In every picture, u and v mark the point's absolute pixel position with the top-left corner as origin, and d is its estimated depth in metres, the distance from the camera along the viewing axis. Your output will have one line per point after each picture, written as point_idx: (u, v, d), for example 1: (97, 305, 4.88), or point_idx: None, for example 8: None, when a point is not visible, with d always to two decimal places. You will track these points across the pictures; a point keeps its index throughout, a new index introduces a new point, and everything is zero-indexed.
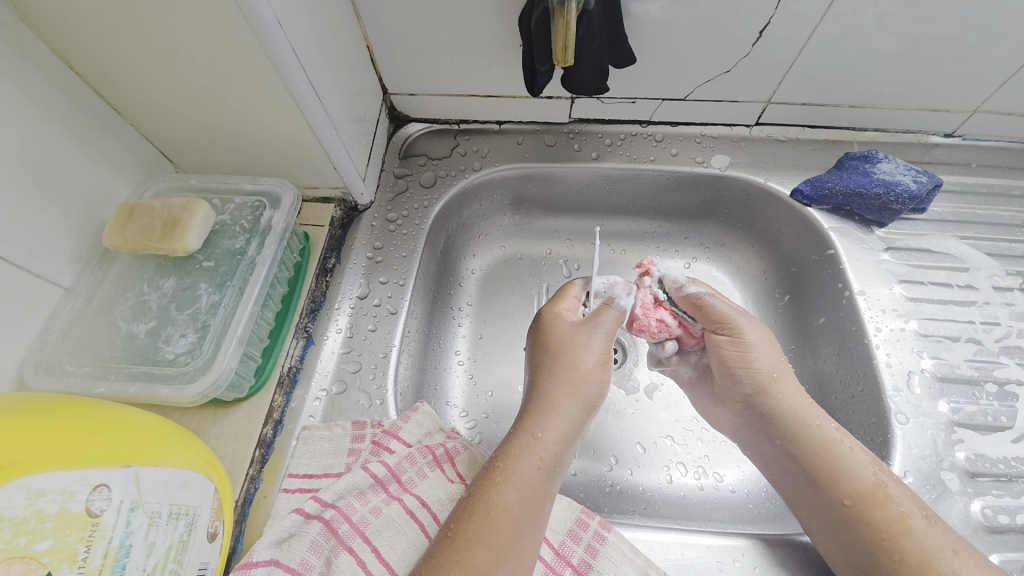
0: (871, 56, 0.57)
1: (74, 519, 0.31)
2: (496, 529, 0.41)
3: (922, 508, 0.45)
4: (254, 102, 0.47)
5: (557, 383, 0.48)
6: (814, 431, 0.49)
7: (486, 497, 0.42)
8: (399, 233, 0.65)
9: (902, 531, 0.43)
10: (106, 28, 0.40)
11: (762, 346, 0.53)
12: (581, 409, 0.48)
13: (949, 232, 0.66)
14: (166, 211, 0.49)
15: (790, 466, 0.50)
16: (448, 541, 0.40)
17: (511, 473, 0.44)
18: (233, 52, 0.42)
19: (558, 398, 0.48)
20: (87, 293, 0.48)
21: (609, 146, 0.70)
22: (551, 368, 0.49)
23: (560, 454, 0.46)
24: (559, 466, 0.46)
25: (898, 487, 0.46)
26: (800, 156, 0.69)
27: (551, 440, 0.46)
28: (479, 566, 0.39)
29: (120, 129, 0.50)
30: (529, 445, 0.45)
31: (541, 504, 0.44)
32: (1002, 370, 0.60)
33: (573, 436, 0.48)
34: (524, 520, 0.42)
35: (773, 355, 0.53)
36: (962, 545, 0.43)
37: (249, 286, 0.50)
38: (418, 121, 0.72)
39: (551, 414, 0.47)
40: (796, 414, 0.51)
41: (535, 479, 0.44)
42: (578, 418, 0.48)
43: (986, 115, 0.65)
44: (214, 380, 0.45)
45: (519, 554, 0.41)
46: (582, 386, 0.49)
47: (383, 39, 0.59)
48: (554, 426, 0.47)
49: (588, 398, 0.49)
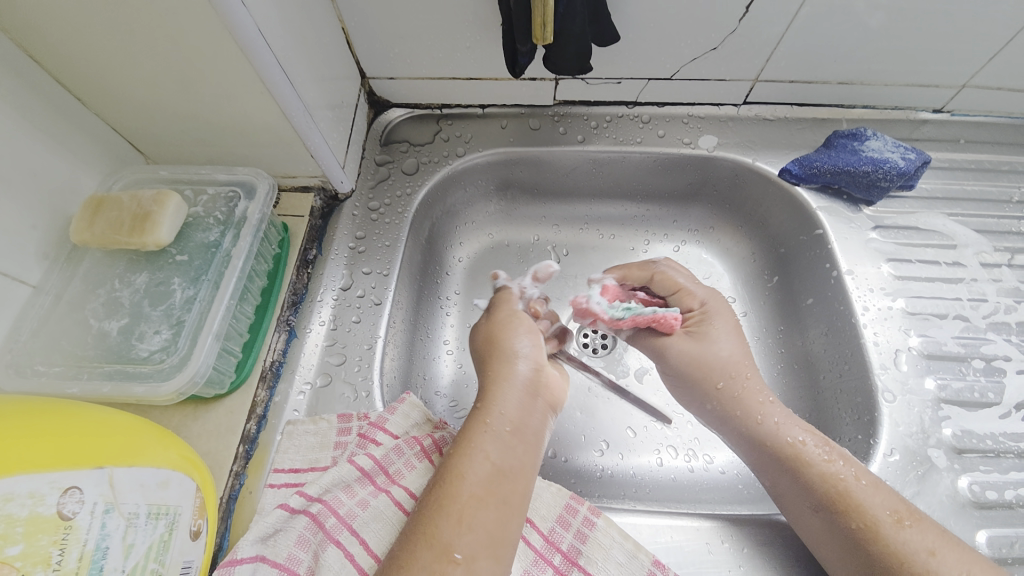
0: (861, 31, 0.56)
1: (46, 522, 0.30)
2: (454, 496, 0.40)
3: (894, 512, 0.43)
4: (218, 85, 0.45)
5: (491, 353, 0.50)
6: (781, 440, 0.49)
7: (443, 469, 0.42)
8: (381, 222, 0.64)
9: (865, 543, 0.43)
10: (60, 11, 0.38)
11: (702, 356, 0.53)
12: (525, 367, 0.49)
13: (938, 209, 0.66)
14: (135, 204, 0.48)
15: (762, 471, 0.50)
16: (415, 516, 0.41)
17: (466, 442, 0.43)
18: (196, 33, 0.40)
19: (497, 366, 0.49)
20: (57, 290, 0.46)
21: (595, 129, 0.69)
22: (488, 344, 0.51)
23: (516, 419, 0.45)
24: (518, 431, 0.45)
25: (871, 487, 0.45)
26: (788, 135, 0.68)
27: (509, 410, 0.46)
28: (443, 532, 0.39)
29: (85, 119, 0.48)
30: (478, 415, 0.45)
31: (506, 475, 0.43)
32: (990, 346, 0.60)
33: (525, 397, 0.47)
34: (483, 484, 0.41)
35: (708, 363, 0.53)
36: (944, 543, 0.41)
37: (224, 279, 0.48)
38: (399, 106, 0.70)
39: (496, 382, 0.47)
40: (747, 413, 0.51)
41: (493, 447, 0.43)
42: (524, 378, 0.48)
43: (975, 90, 0.64)
44: (191, 377, 0.44)
45: (486, 522, 0.40)
46: (512, 349, 0.50)
47: (359, 20, 0.57)
48: (501, 394, 0.46)
49: (525, 353, 0.50)
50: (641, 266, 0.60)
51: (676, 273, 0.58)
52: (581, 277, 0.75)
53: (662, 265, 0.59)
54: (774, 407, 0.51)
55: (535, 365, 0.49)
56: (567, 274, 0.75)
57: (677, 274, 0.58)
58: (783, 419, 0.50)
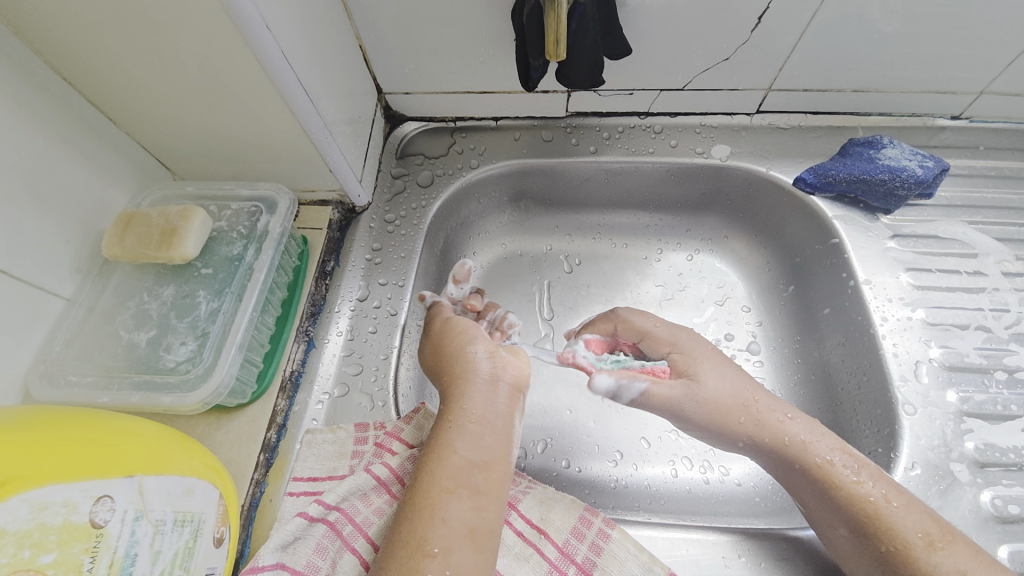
0: (874, 40, 0.56)
1: (78, 530, 0.32)
2: (425, 492, 0.41)
3: (925, 533, 0.42)
4: (243, 104, 0.47)
5: (445, 357, 0.50)
6: (811, 460, 0.47)
7: (417, 471, 0.43)
8: (397, 234, 0.65)
9: (901, 566, 0.42)
10: (96, 38, 0.40)
11: (718, 394, 0.50)
12: (480, 360, 0.48)
13: (957, 218, 0.65)
14: (163, 220, 0.49)
15: (792, 490, 0.49)
16: (395, 519, 0.41)
17: (432, 443, 0.44)
18: (219, 55, 0.41)
19: (453, 368, 0.48)
20: (88, 303, 0.48)
21: (607, 140, 0.70)
22: (437, 353, 0.51)
23: (475, 408, 0.45)
24: (479, 420, 0.44)
25: (903, 508, 0.44)
26: (802, 143, 0.68)
27: (467, 403, 0.45)
28: (417, 527, 0.39)
29: (115, 137, 0.50)
30: (441, 416, 0.45)
31: (476, 465, 0.42)
32: (1013, 357, 0.59)
33: (483, 386, 0.46)
34: (451, 478, 0.41)
35: (722, 405, 0.50)
36: (976, 564, 0.40)
37: (247, 292, 0.50)
38: (414, 120, 0.72)
39: (453, 383, 0.47)
40: (766, 434, 0.49)
41: (458, 441, 0.43)
42: (478, 373, 0.47)
43: (993, 97, 0.63)
44: (215, 387, 0.45)
45: (462, 512, 0.40)
46: (460, 348, 0.49)
47: (376, 38, 0.58)
48: (459, 392, 0.46)
49: (480, 346, 0.49)
50: (602, 319, 0.59)
51: (638, 317, 0.57)
52: (595, 286, 0.75)
53: (624, 310, 0.58)
54: (796, 423, 0.49)
55: (489, 352, 0.48)
56: (579, 283, 0.75)
57: (638, 318, 0.57)
58: (806, 425, 0.49)
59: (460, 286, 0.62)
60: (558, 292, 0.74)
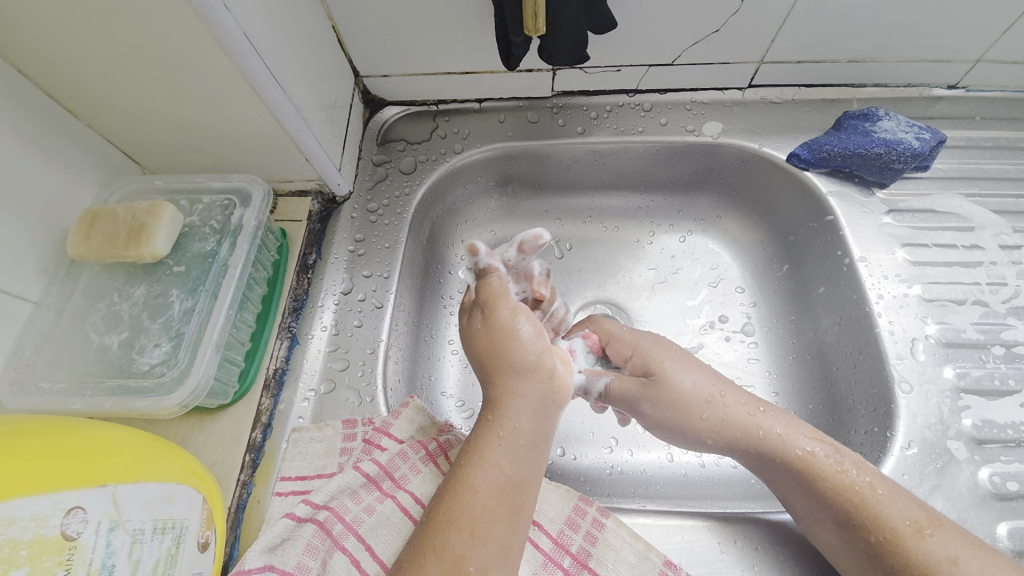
0: (870, 6, 0.54)
1: (50, 544, 0.30)
2: (467, 509, 0.39)
3: (914, 521, 0.42)
4: (209, 92, 0.44)
5: (501, 356, 0.44)
6: (790, 453, 0.46)
7: (455, 481, 0.41)
8: (380, 224, 0.63)
9: (887, 556, 0.42)
10: (42, 24, 0.37)
11: (685, 394, 0.50)
12: (542, 375, 0.44)
13: (954, 190, 0.63)
14: (130, 216, 0.47)
15: (774, 487, 0.49)
16: (425, 526, 0.40)
17: (476, 456, 0.41)
18: (178, 39, 0.39)
19: (506, 376, 0.44)
20: (57, 306, 0.46)
21: (595, 119, 0.67)
22: (490, 351, 0.45)
23: (522, 427, 0.42)
24: (525, 439, 0.42)
25: (889, 496, 0.43)
26: (796, 118, 0.66)
27: (519, 421, 0.43)
28: (455, 545, 0.38)
29: (77, 131, 0.47)
30: (487, 427, 0.43)
31: (518, 484, 0.41)
32: (1010, 332, 0.58)
33: (536, 405, 0.43)
34: (495, 500, 0.40)
35: (684, 401, 0.50)
36: (966, 549, 0.40)
37: (223, 289, 0.48)
38: (394, 104, 0.69)
39: (503, 393, 0.43)
40: (739, 429, 0.49)
41: (507, 461, 0.41)
42: (537, 386, 0.44)
43: (991, 64, 0.61)
44: (193, 389, 0.44)
45: (499, 535, 0.40)
46: (518, 350, 0.44)
47: (349, 17, 0.55)
48: (511, 406, 0.43)
49: (544, 353, 0.45)
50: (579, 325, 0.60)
51: (609, 324, 0.57)
52: (586, 272, 0.73)
53: (600, 316, 0.59)
54: (769, 416, 0.49)
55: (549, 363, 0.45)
56: (570, 269, 0.73)
57: (609, 325, 0.57)
58: (774, 416, 0.49)
59: (522, 255, 0.52)
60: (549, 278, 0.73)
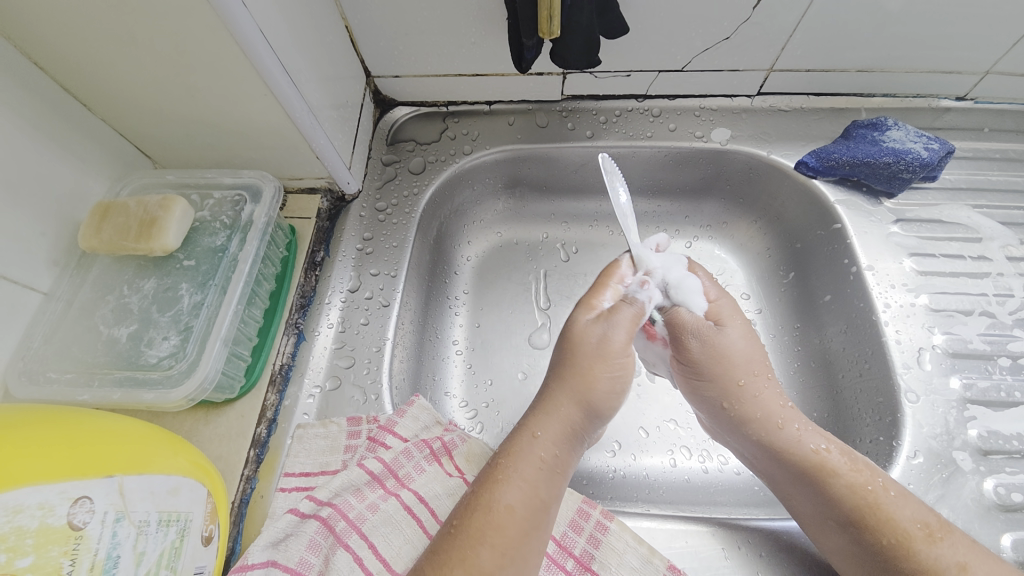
0: (878, 17, 0.54)
1: (57, 533, 0.30)
2: (498, 527, 0.40)
3: (925, 525, 0.42)
4: (225, 87, 0.44)
5: (568, 380, 0.46)
6: (805, 448, 0.46)
7: (488, 495, 0.42)
8: (389, 223, 0.63)
9: (896, 559, 0.41)
10: (62, 18, 0.38)
11: (734, 349, 0.49)
12: (593, 404, 0.45)
13: (962, 201, 0.64)
14: (142, 210, 0.47)
15: (783, 494, 0.49)
16: (452, 539, 0.40)
17: (512, 472, 0.43)
18: (195, 34, 0.39)
19: (560, 403, 0.45)
20: (67, 297, 0.46)
21: (604, 124, 0.68)
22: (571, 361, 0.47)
23: (562, 458, 0.45)
24: (560, 469, 0.44)
25: (901, 498, 0.43)
26: (804, 126, 0.66)
27: (555, 447, 0.44)
28: (483, 564, 0.38)
29: (92, 124, 0.48)
30: (530, 445, 0.44)
31: (546, 507, 0.43)
32: (1017, 343, 0.58)
33: (575, 441, 0.46)
34: (526, 519, 0.41)
35: (729, 357, 0.49)
36: (975, 555, 0.40)
37: (232, 284, 0.48)
38: (405, 105, 0.69)
39: (546, 413, 0.45)
40: (760, 426, 0.48)
41: (541, 485, 0.43)
42: (584, 414, 0.45)
43: (999, 77, 0.62)
44: (200, 382, 0.44)
45: (524, 554, 0.40)
46: (598, 380, 0.45)
47: (362, 18, 0.56)
48: (554, 430, 0.45)
49: (623, 380, 0.46)
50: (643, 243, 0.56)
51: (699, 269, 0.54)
52: (592, 275, 0.73)
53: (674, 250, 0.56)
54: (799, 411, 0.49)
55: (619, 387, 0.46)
56: (577, 272, 0.73)
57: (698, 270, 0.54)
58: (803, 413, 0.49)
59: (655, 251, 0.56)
60: (554, 281, 0.73)
